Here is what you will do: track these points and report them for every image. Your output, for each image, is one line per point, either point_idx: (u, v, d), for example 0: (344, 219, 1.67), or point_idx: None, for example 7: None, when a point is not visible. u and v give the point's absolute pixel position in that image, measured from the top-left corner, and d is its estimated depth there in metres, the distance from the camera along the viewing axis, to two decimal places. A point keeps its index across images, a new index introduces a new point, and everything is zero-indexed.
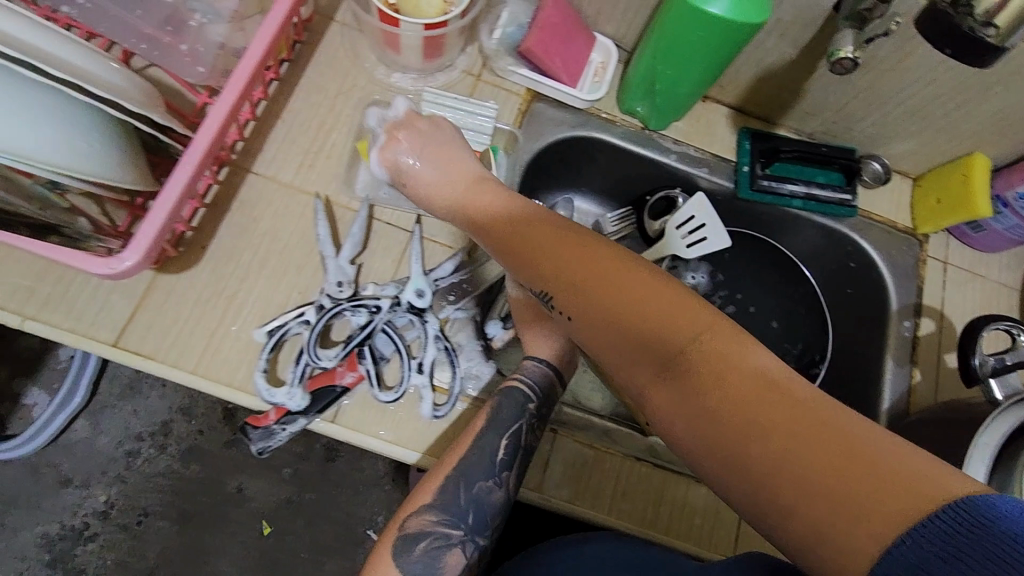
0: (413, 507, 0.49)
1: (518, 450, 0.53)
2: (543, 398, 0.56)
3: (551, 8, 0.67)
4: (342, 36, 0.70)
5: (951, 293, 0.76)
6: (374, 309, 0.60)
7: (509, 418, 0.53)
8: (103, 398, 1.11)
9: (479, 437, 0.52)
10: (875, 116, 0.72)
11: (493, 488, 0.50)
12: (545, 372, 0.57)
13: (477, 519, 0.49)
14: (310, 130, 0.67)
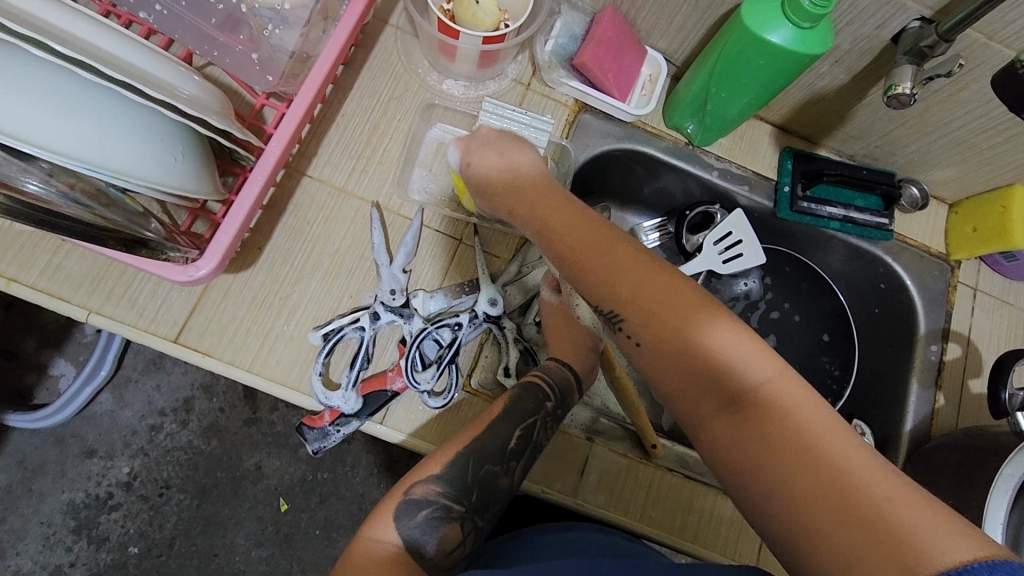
0: (419, 476, 0.51)
1: (529, 443, 0.56)
2: (561, 398, 0.58)
3: (606, 24, 0.68)
4: (397, 41, 0.71)
5: (979, 319, 0.78)
6: (455, 326, 0.61)
7: (525, 409, 0.56)
8: (128, 373, 1.12)
9: (497, 421, 0.55)
10: (919, 144, 0.73)
11: (501, 474, 0.53)
12: (567, 375, 0.60)
13: (479, 500, 0.51)
14: (363, 134, 0.68)
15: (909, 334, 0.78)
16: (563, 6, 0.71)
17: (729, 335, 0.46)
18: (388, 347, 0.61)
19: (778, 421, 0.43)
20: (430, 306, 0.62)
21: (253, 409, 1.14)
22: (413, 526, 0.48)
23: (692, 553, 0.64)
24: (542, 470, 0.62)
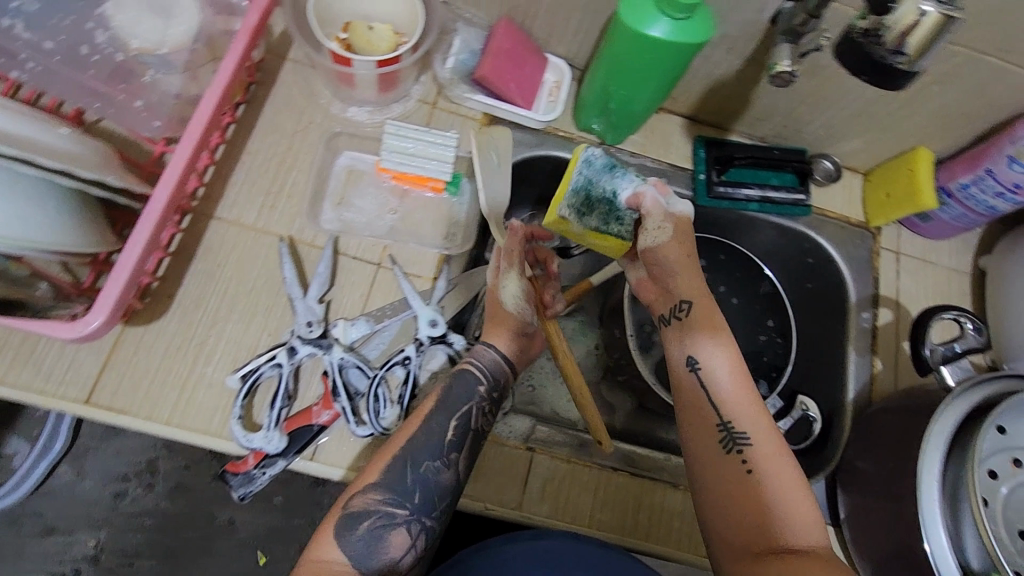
0: (359, 487, 0.51)
1: (467, 433, 0.54)
2: (494, 383, 0.57)
3: (501, 35, 0.69)
4: (296, 74, 0.71)
5: (905, 282, 0.79)
6: (404, 360, 0.61)
7: (458, 400, 0.55)
8: (86, 441, 1.09)
9: (430, 417, 0.54)
10: (822, 119, 0.75)
11: (441, 468, 0.52)
12: (500, 363, 0.58)
13: (422, 499, 0.51)
14: (269, 171, 0.67)
15: (841, 305, 0.79)
16: (459, 23, 0.72)
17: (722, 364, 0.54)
18: (311, 381, 0.60)
19: (778, 494, 0.49)
20: (351, 334, 0.61)
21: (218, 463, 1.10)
22: (356, 541, 0.49)
23: (647, 550, 0.64)
24: (482, 488, 0.62)
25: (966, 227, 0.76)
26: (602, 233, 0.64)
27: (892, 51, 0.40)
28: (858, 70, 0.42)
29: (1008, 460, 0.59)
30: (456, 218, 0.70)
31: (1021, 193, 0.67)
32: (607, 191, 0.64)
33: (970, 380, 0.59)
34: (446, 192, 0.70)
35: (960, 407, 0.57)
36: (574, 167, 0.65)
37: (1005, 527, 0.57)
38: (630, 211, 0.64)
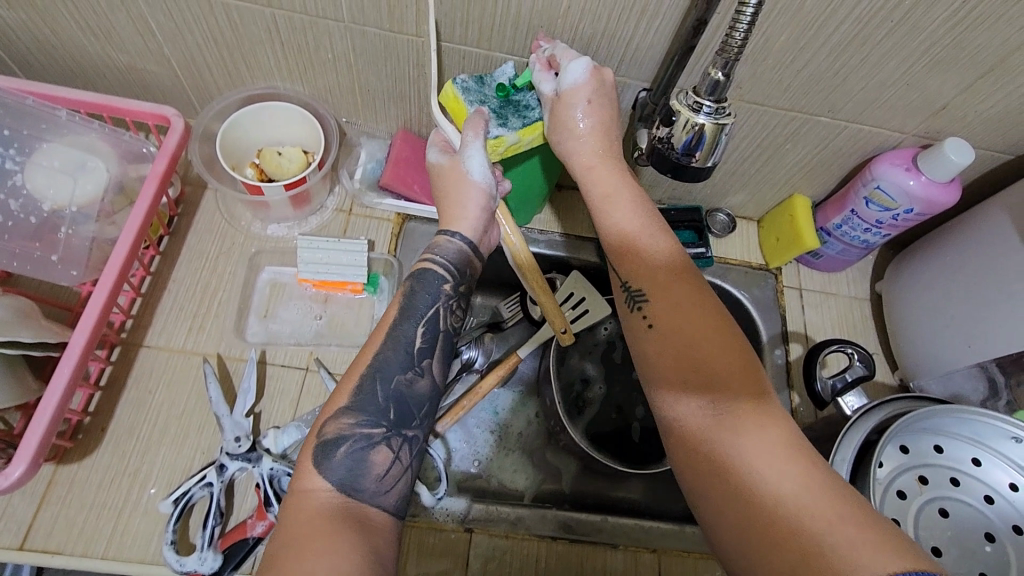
0: (332, 414, 0.50)
1: (437, 336, 0.55)
2: (460, 274, 0.58)
3: (400, 145, 0.76)
4: (216, 202, 0.76)
5: (811, 315, 0.84)
6: None
7: (422, 304, 0.55)
8: None
9: (395, 328, 0.54)
10: (704, 179, 0.82)
11: (416, 377, 0.53)
12: (461, 250, 0.58)
13: (398, 414, 0.51)
14: (195, 294, 0.71)
15: (755, 344, 0.83)
16: (362, 137, 0.80)
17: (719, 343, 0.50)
18: (246, 493, 0.63)
19: (756, 422, 0.47)
20: (281, 441, 0.64)
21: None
22: (338, 469, 0.47)
23: None
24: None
25: (853, 258, 0.83)
26: (532, 126, 0.62)
27: (683, 154, 0.50)
28: (663, 169, 0.51)
29: (912, 477, 0.63)
30: (377, 314, 0.74)
31: (884, 227, 0.74)
32: (497, 96, 0.62)
33: (861, 408, 0.63)
34: (365, 292, 0.75)
35: (854, 435, 0.61)
36: (459, 101, 0.61)
37: (916, 545, 0.60)
38: (527, 96, 0.63)
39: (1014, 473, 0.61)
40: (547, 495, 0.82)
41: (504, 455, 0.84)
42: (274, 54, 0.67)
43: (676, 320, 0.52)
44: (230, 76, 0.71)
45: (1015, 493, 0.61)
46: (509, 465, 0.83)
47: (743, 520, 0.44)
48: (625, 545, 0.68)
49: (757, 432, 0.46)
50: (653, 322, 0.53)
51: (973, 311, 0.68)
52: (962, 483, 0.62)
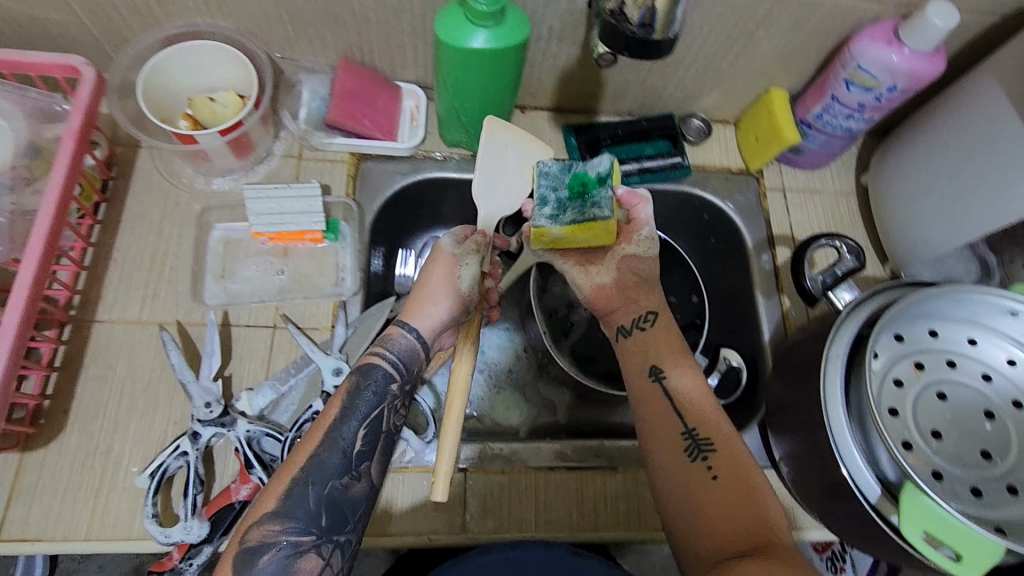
0: (255, 517, 0.47)
1: (379, 435, 0.51)
2: (407, 374, 0.54)
3: (344, 76, 0.70)
4: (152, 160, 0.70)
5: (797, 216, 0.81)
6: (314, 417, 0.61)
7: (363, 405, 0.51)
8: (67, 565, 1.02)
9: (337, 429, 0.50)
10: (674, 82, 0.77)
11: (351, 483, 0.49)
12: (412, 347, 0.55)
13: (331, 519, 0.47)
14: (144, 261, 0.67)
15: (741, 252, 0.80)
16: (301, 73, 0.73)
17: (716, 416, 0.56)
18: (225, 459, 0.60)
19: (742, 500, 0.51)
20: (256, 403, 0.62)
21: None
22: (263, 575, 0.45)
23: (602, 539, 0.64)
24: (423, 519, 0.62)
25: (836, 150, 0.79)
26: (585, 223, 0.62)
27: (637, 28, 0.48)
28: (616, 49, 0.50)
29: (910, 365, 0.61)
30: (342, 262, 0.71)
31: (867, 111, 0.70)
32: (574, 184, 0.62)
33: (853, 300, 0.61)
34: (326, 240, 0.71)
35: (847, 327, 0.59)
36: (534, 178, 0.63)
37: (917, 431, 0.59)
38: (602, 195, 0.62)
39: (1011, 349, 0.60)
40: (543, 427, 0.80)
41: (495, 393, 0.82)
42: None
43: (699, 406, 0.57)
44: (140, 16, 0.64)
45: (1013, 368, 0.60)
46: (501, 402, 0.81)
47: None
48: (624, 467, 0.66)
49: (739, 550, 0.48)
50: (716, 473, 0.53)
51: (962, 190, 0.65)
52: (960, 365, 0.61)
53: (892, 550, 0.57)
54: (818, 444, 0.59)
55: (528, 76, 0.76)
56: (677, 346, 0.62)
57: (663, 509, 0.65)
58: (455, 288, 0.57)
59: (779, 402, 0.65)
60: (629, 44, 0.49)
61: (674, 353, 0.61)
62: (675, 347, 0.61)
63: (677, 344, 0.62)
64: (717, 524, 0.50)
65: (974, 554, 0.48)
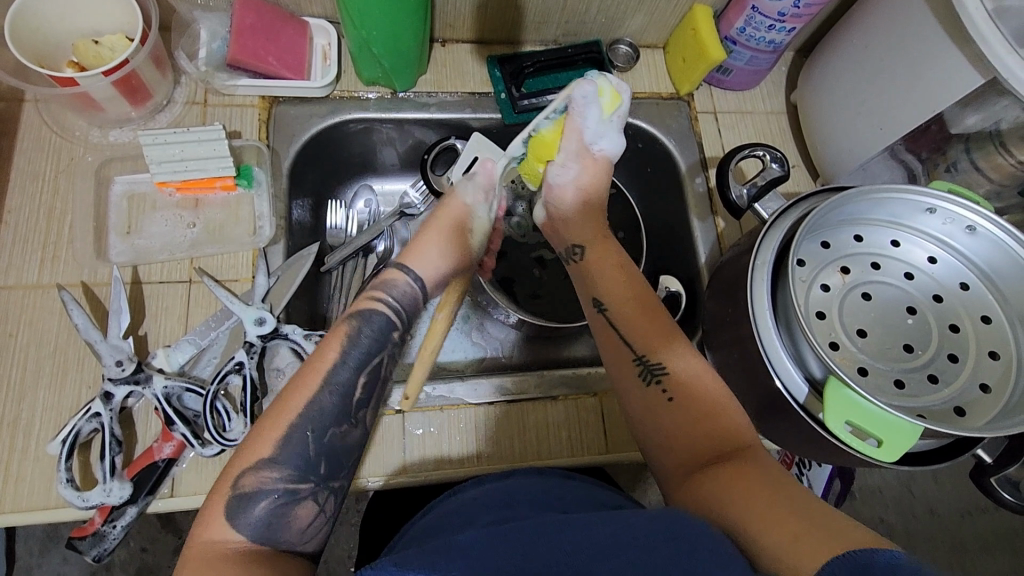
0: (249, 462, 0.43)
1: (378, 384, 0.48)
2: (409, 322, 0.50)
3: (241, 10, 0.65)
4: (40, 114, 0.65)
5: (728, 137, 0.80)
6: (238, 367, 0.58)
7: (363, 348, 0.47)
8: (25, 561, 1.03)
9: (334, 372, 0.46)
10: (595, 4, 0.74)
11: (349, 429, 0.46)
12: (413, 292, 0.51)
13: (329, 466, 0.44)
14: (40, 221, 0.62)
15: (675, 178, 0.79)
16: (196, 12, 0.68)
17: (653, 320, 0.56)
18: (145, 420, 0.57)
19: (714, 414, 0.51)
20: (175, 359, 0.59)
21: (177, 534, 1.05)
22: (254, 520, 0.42)
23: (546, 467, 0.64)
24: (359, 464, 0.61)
25: (764, 68, 0.78)
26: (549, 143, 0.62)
27: None
28: None
29: (835, 270, 0.61)
30: (259, 210, 0.67)
31: (788, 20, 0.68)
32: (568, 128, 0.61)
33: (778, 209, 0.60)
34: (239, 187, 0.67)
35: (773, 235, 0.59)
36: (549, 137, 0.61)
37: (844, 332, 0.59)
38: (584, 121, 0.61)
39: (929, 246, 0.61)
40: (489, 367, 0.79)
41: None
42: None
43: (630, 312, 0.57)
44: None
45: (931, 264, 0.61)
46: (447, 344, 0.80)
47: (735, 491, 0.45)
48: (565, 395, 0.66)
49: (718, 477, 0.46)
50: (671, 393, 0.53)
51: (884, 95, 0.65)
52: (883, 266, 0.62)
53: (825, 446, 0.57)
54: (748, 352, 0.59)
55: (442, 3, 0.72)
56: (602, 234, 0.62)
57: (606, 434, 0.65)
58: (453, 253, 0.54)
59: (713, 318, 0.66)
60: None
61: (637, 308, 0.57)
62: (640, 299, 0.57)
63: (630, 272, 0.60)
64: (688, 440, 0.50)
65: (894, 437, 0.50)
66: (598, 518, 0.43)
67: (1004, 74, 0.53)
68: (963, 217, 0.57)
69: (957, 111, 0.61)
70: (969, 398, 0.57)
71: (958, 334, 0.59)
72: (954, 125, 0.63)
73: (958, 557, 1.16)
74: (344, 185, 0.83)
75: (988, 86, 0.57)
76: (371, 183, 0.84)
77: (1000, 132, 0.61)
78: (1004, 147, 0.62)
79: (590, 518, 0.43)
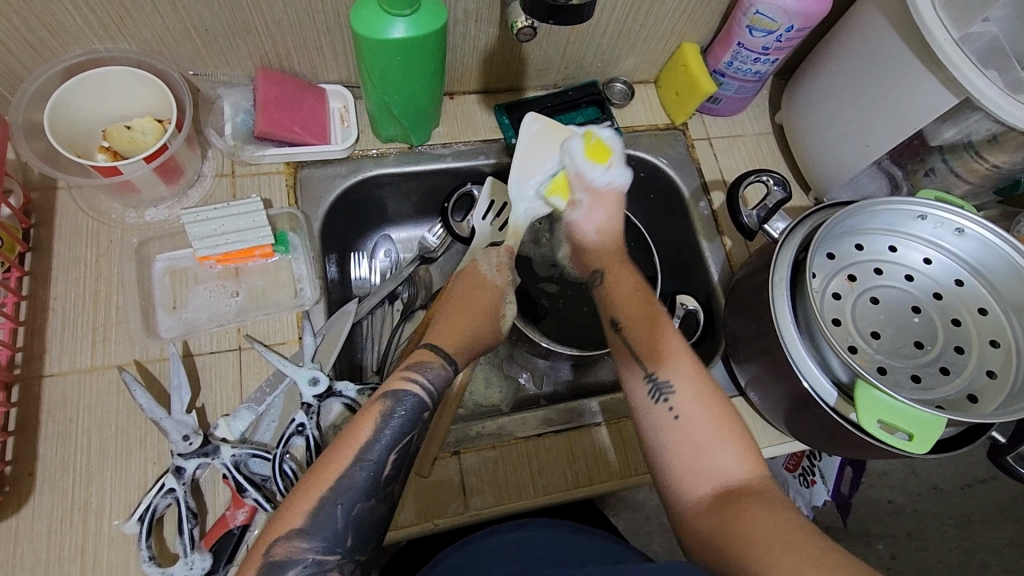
0: (280, 531, 0.44)
1: (404, 462, 0.48)
2: (439, 401, 0.51)
3: (264, 85, 0.68)
4: (75, 200, 0.67)
5: (724, 160, 0.86)
6: (300, 429, 0.60)
7: (392, 427, 0.48)
8: None
9: (366, 450, 0.47)
10: (592, 50, 0.80)
11: (376, 505, 0.46)
12: (447, 375, 0.52)
13: (355, 540, 0.45)
14: (86, 305, 0.63)
15: (679, 203, 0.84)
16: (219, 88, 0.71)
17: (652, 340, 0.56)
18: (213, 489, 0.59)
19: (703, 437, 0.50)
20: (236, 427, 0.61)
21: None
22: None
23: (599, 491, 0.67)
24: (423, 509, 0.63)
25: (751, 95, 0.84)
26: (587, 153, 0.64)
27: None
28: (543, 18, 0.54)
29: (843, 278, 0.67)
30: (297, 273, 0.70)
31: (771, 53, 0.74)
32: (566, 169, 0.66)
33: (787, 228, 0.66)
34: (277, 253, 0.70)
35: (787, 253, 0.64)
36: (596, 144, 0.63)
37: (859, 335, 0.64)
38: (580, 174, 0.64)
39: (924, 249, 0.67)
40: (524, 400, 0.83)
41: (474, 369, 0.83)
42: (77, 3, 0.57)
43: (639, 330, 0.57)
44: (35, 47, 0.60)
45: (928, 265, 0.67)
46: (482, 379, 0.82)
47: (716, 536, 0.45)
48: (607, 420, 0.70)
49: (702, 518, 0.47)
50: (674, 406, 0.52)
51: (867, 116, 0.71)
52: (885, 271, 0.67)
53: (857, 445, 0.62)
54: (776, 365, 0.63)
55: (452, 61, 0.76)
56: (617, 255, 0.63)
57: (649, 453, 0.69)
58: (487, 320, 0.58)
59: (736, 334, 0.70)
60: (555, 13, 0.53)
61: (645, 324, 0.57)
62: (645, 312, 0.58)
63: (643, 298, 0.60)
64: (672, 469, 0.51)
65: (919, 430, 0.55)
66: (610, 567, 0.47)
67: (975, 95, 0.59)
68: (952, 221, 0.63)
69: (935, 126, 0.68)
70: (979, 385, 0.62)
71: (960, 327, 0.65)
72: (933, 138, 0.69)
73: (966, 531, 1.22)
74: (364, 237, 0.86)
75: (962, 104, 0.63)
76: (390, 232, 0.88)
77: (974, 143, 0.68)
78: (978, 155, 0.68)
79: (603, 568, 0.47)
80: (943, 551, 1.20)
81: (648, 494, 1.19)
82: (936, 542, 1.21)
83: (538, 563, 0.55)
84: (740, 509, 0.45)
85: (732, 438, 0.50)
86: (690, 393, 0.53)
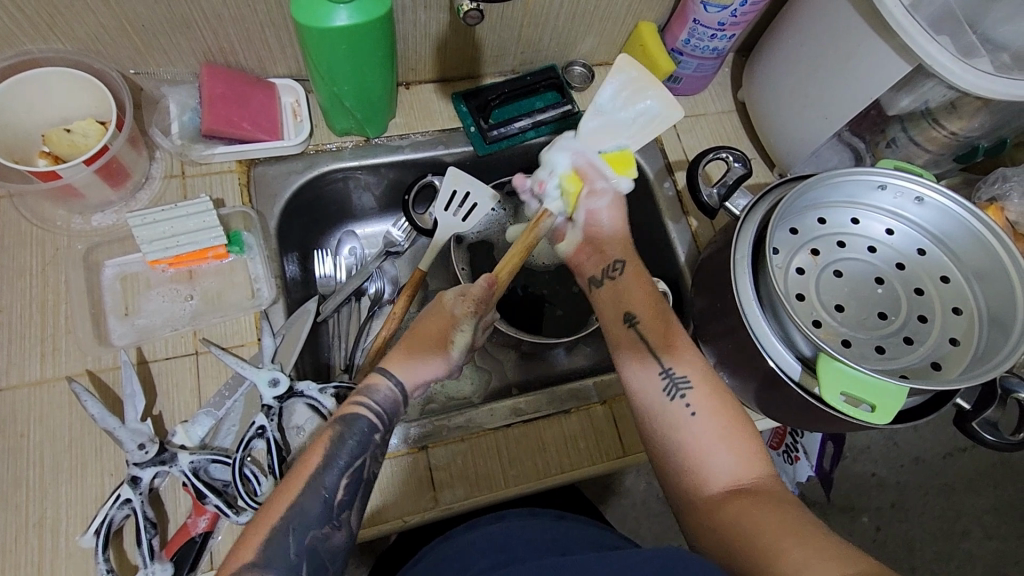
0: (233, 570, 0.43)
1: (359, 487, 0.48)
2: (391, 423, 0.51)
3: (209, 81, 0.66)
4: (16, 208, 0.65)
5: (687, 139, 0.85)
6: (260, 431, 0.59)
7: (341, 454, 0.48)
8: None
9: (319, 475, 0.47)
10: (548, 33, 0.78)
11: (332, 532, 0.46)
12: (396, 396, 0.51)
13: (312, 570, 0.45)
14: (34, 316, 0.61)
15: (644, 184, 0.83)
16: (163, 87, 0.69)
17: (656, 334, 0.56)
18: (174, 497, 0.57)
19: (717, 441, 0.51)
20: (194, 433, 0.59)
21: None
22: None
23: (570, 479, 0.67)
24: (394, 506, 0.62)
25: (711, 73, 0.83)
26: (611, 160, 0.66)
27: None
28: None
29: (806, 252, 0.66)
30: (253, 273, 0.68)
31: (727, 28, 0.73)
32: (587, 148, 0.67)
33: (748, 205, 0.65)
34: (231, 253, 0.68)
35: (748, 229, 0.63)
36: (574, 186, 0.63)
37: (824, 308, 0.64)
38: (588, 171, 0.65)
39: (885, 219, 0.67)
40: (497, 391, 0.82)
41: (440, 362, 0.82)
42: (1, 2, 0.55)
43: (654, 326, 0.57)
44: None
45: (890, 236, 0.67)
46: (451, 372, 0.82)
47: (727, 531, 0.46)
48: (576, 407, 0.69)
49: (725, 508, 0.47)
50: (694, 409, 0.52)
51: (825, 88, 0.71)
52: (848, 243, 0.67)
53: (824, 420, 0.62)
54: (743, 342, 0.63)
55: (404, 50, 0.75)
56: (596, 232, 0.62)
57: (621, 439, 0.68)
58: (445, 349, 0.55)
59: (704, 313, 0.70)
60: None
61: (658, 317, 0.57)
62: (656, 302, 0.58)
63: (650, 290, 0.59)
64: (682, 470, 0.51)
65: (884, 401, 0.54)
66: (599, 554, 0.45)
67: (927, 61, 0.59)
68: (912, 190, 0.63)
69: (891, 95, 0.67)
70: (943, 352, 0.62)
71: (924, 296, 0.65)
72: (890, 107, 0.69)
73: (948, 500, 1.23)
74: (327, 234, 0.84)
75: (915, 71, 0.63)
76: (353, 228, 0.86)
77: (931, 110, 0.67)
78: (936, 122, 0.68)
79: (588, 558, 0.46)
80: (927, 520, 1.22)
81: (633, 480, 1.19)
82: (919, 513, 1.22)
83: (522, 554, 0.53)
84: (752, 503, 0.47)
85: (740, 440, 0.51)
86: (703, 391, 0.53)
